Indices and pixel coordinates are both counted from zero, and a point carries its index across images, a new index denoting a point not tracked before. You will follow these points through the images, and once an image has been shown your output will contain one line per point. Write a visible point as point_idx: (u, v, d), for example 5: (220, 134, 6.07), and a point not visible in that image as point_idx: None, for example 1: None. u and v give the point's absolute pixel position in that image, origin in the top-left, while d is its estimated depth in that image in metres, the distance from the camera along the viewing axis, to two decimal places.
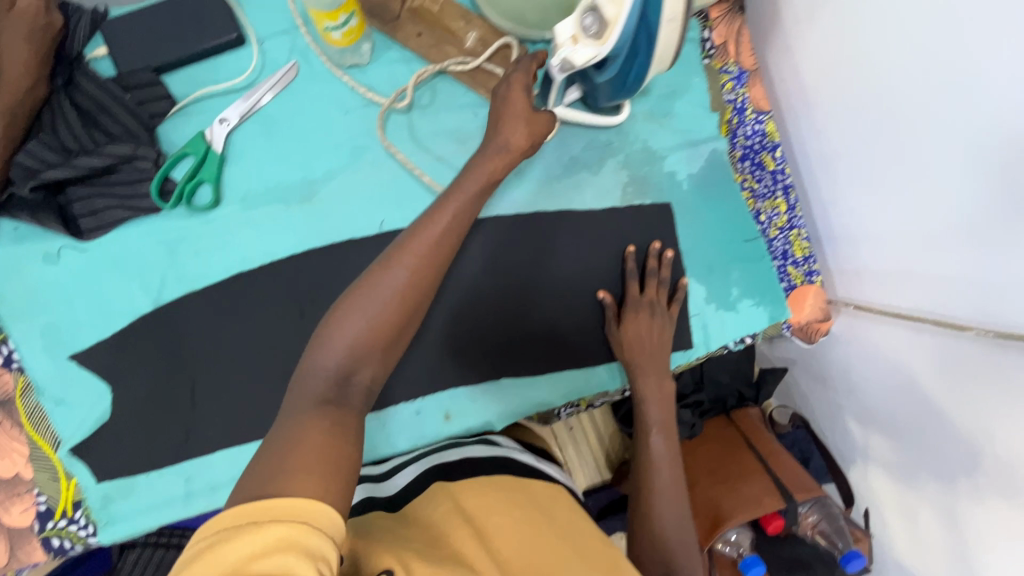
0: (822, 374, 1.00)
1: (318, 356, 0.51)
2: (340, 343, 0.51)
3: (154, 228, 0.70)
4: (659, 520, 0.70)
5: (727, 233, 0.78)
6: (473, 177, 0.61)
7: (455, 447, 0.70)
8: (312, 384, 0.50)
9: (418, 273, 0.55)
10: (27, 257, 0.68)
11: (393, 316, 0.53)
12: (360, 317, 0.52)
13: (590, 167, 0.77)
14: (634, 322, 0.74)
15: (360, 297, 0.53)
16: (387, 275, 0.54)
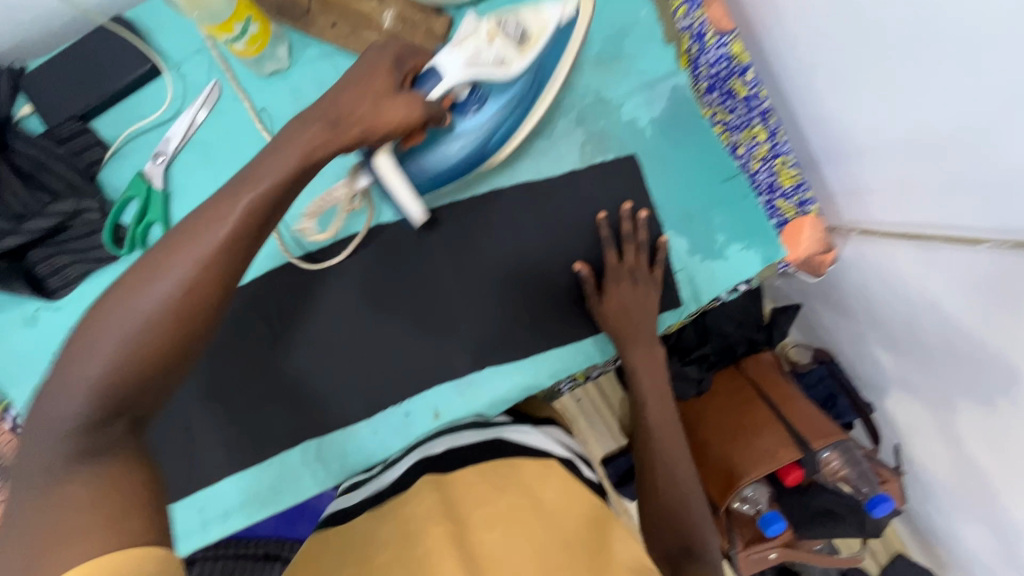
0: (841, 305, 0.93)
1: (95, 344, 0.44)
2: (97, 361, 0.43)
3: (117, 276, 0.70)
4: (669, 489, 0.69)
5: (702, 176, 0.72)
6: (321, 134, 0.50)
7: (449, 434, 0.71)
8: (49, 415, 0.43)
9: (201, 260, 0.45)
10: (11, 325, 0.70)
11: (169, 312, 0.44)
12: (171, 277, 0.45)
13: (542, 131, 0.71)
14: (616, 293, 0.69)
15: (117, 305, 0.44)
16: (228, 254, 0.46)
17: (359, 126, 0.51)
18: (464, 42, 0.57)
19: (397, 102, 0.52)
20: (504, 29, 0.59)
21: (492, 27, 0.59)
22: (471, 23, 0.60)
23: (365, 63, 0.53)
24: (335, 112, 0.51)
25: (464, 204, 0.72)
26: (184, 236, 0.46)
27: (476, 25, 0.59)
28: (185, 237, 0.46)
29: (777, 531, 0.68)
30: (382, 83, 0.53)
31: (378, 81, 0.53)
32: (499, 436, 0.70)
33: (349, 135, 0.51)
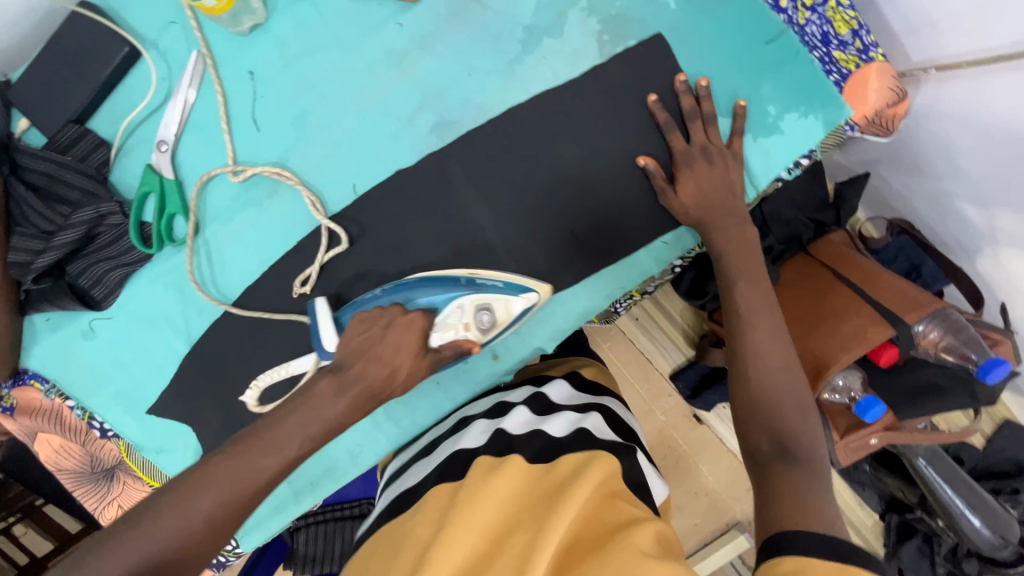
0: (917, 164, 0.82)
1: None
2: (133, 554, 0.48)
3: (155, 274, 0.70)
4: (760, 383, 0.59)
5: (741, 43, 0.63)
6: (308, 404, 0.56)
7: (501, 417, 0.65)
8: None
9: (227, 502, 0.52)
10: (74, 338, 0.71)
11: (179, 555, 0.49)
12: (277, 456, 0.54)
13: (550, 30, 0.63)
14: (689, 179, 0.62)
15: (128, 539, 0.48)
16: (261, 454, 0.54)
17: (377, 393, 0.59)
18: (441, 333, 0.61)
19: (406, 356, 0.59)
20: (477, 322, 0.61)
21: (469, 318, 0.61)
22: (450, 307, 0.61)
23: (393, 326, 0.60)
24: (368, 381, 0.58)
25: (480, 127, 0.65)
26: (223, 466, 0.53)
27: (457, 311, 0.61)
28: (200, 483, 0.52)
29: (876, 416, 0.63)
30: (377, 363, 0.59)
31: (401, 358, 0.60)
32: (551, 427, 0.63)
33: (375, 399, 0.59)
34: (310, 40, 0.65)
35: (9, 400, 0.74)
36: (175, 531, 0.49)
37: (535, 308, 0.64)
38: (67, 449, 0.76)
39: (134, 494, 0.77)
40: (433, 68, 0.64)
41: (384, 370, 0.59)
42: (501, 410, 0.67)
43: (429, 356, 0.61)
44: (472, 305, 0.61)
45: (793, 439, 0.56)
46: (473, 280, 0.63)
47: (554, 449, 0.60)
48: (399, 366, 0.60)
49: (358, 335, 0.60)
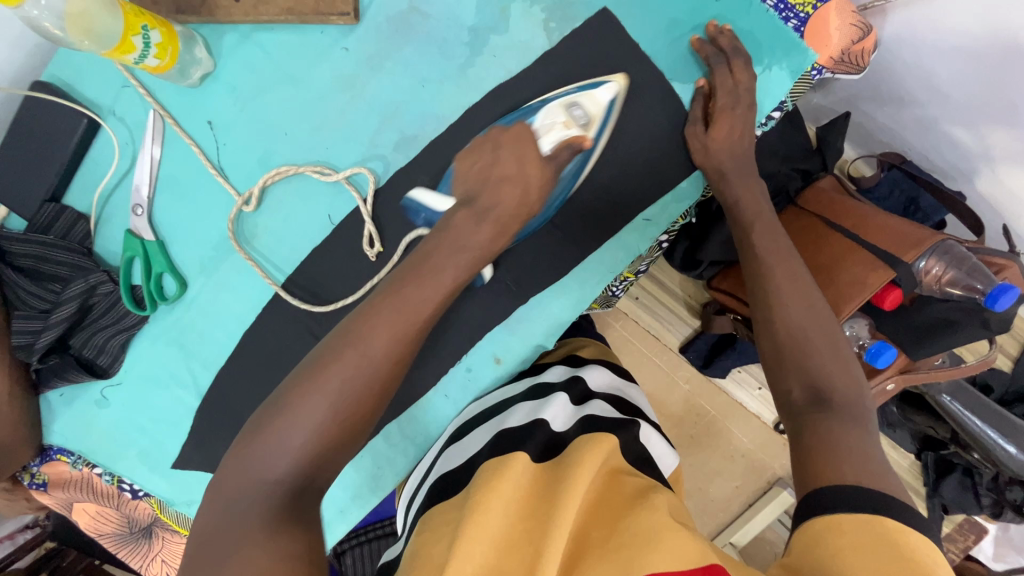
0: (896, 94, 0.80)
1: (260, 460, 0.45)
2: (298, 428, 0.46)
3: (154, 334, 0.71)
4: (785, 326, 0.58)
5: (691, 6, 0.61)
6: (450, 236, 0.55)
7: (503, 414, 0.67)
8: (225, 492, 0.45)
9: (349, 387, 0.47)
10: (91, 407, 0.73)
11: (352, 421, 0.47)
12: (426, 293, 0.52)
13: (495, 27, 0.62)
14: (722, 122, 0.60)
15: (285, 426, 0.46)
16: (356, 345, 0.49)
17: (519, 212, 0.57)
18: (547, 137, 0.59)
19: (534, 162, 0.57)
20: (575, 119, 0.59)
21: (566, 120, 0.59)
22: (544, 116, 0.59)
23: (506, 144, 0.58)
24: (506, 203, 0.56)
25: (441, 136, 0.64)
26: (326, 370, 0.48)
27: (550, 115, 0.59)
28: (325, 372, 0.47)
29: (888, 360, 0.61)
30: (511, 184, 0.56)
31: (528, 170, 0.57)
32: (551, 416, 0.65)
33: (509, 224, 0.57)
34: (260, 79, 0.64)
35: (40, 476, 0.76)
36: (330, 402, 0.47)
37: (615, 103, 0.61)
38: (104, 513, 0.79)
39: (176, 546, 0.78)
40: (386, 86, 0.64)
41: (516, 190, 0.56)
42: (497, 407, 0.68)
43: (551, 163, 0.57)
44: (561, 105, 0.60)
45: (825, 379, 0.54)
46: (545, 99, 0.61)
47: (558, 441, 0.62)
48: (531, 176, 0.57)
49: (486, 165, 0.58)
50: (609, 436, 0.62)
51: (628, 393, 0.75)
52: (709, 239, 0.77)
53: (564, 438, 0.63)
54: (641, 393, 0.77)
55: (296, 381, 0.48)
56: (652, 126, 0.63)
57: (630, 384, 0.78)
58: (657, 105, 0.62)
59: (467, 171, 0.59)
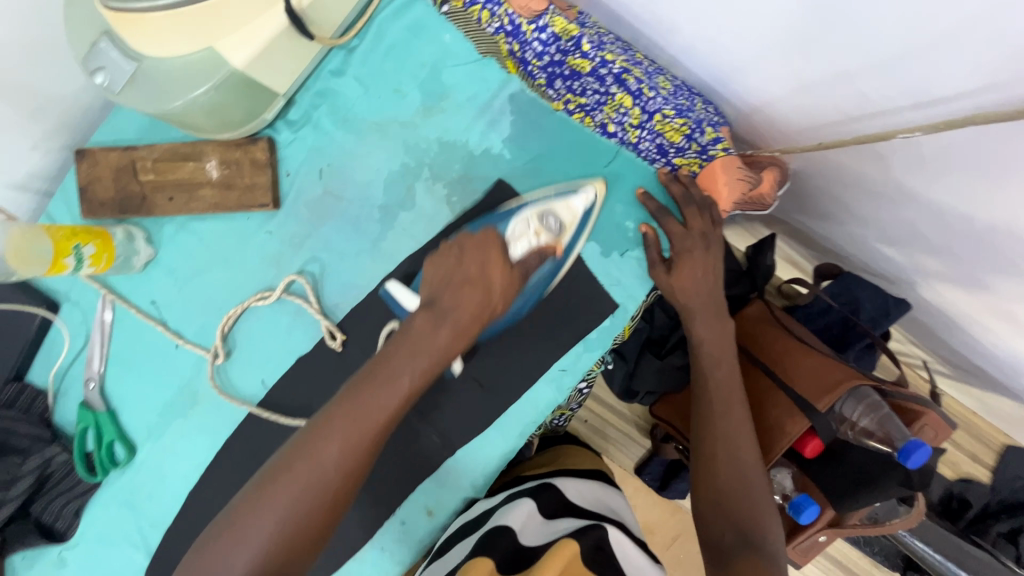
0: (821, 212, 0.81)
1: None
2: (254, 536, 0.49)
3: (107, 496, 0.75)
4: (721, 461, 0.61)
5: (583, 173, 0.65)
6: (409, 338, 0.55)
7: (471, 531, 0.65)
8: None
9: (352, 453, 0.51)
10: (50, 570, 0.76)
11: (319, 506, 0.50)
12: (357, 439, 0.52)
13: (403, 204, 0.67)
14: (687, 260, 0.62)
15: (255, 514, 0.49)
16: (380, 392, 0.53)
17: (480, 317, 0.57)
18: (518, 244, 0.60)
19: (496, 271, 0.57)
20: (547, 228, 0.60)
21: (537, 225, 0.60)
22: (514, 223, 0.60)
23: (468, 249, 0.58)
24: (464, 312, 0.56)
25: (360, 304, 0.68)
26: (279, 482, 0.50)
27: (522, 222, 0.60)
28: (321, 437, 0.51)
29: (811, 516, 0.59)
30: (473, 290, 0.56)
31: (492, 275, 0.57)
32: (521, 526, 0.63)
33: (467, 333, 0.57)
34: (197, 261, 0.70)
35: None
36: (290, 495, 0.50)
37: (592, 211, 0.63)
38: None
39: None
40: (307, 261, 0.69)
41: (478, 297, 0.56)
42: (463, 529, 0.67)
43: (518, 268, 0.59)
44: (535, 213, 0.60)
45: (753, 526, 0.57)
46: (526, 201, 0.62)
47: (526, 556, 0.60)
48: (492, 284, 0.57)
49: (450, 267, 0.58)
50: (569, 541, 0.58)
51: (613, 505, 0.72)
52: (640, 369, 0.78)
53: (530, 553, 0.60)
54: (627, 504, 0.75)
55: (297, 452, 0.51)
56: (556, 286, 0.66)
57: (613, 491, 0.76)
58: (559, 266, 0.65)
59: (443, 264, 0.58)
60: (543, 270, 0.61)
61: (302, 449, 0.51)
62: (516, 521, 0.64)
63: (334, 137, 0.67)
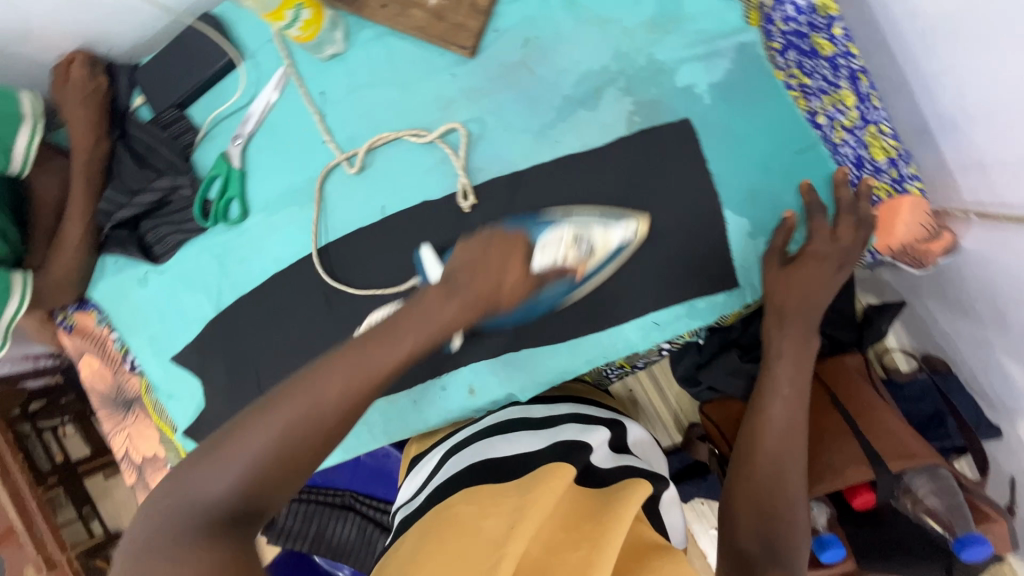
0: (962, 304, 0.76)
1: (197, 486, 0.46)
2: (260, 430, 0.46)
3: (204, 244, 0.80)
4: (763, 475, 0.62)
5: (770, 149, 0.63)
6: (466, 272, 0.55)
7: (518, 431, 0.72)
8: (167, 505, 0.46)
9: (356, 388, 0.49)
10: (130, 283, 0.83)
11: (322, 428, 0.48)
12: (343, 396, 0.49)
13: (586, 103, 0.67)
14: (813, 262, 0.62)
15: (265, 419, 0.47)
16: (383, 348, 0.51)
17: (485, 300, 0.55)
18: (544, 254, 0.58)
19: (515, 270, 0.55)
20: (577, 248, 0.60)
21: (570, 241, 0.60)
22: (552, 235, 0.60)
23: (494, 246, 0.56)
24: (472, 290, 0.54)
25: (502, 177, 0.69)
26: (304, 385, 0.49)
27: (557, 236, 0.60)
28: (358, 359, 0.50)
29: (833, 557, 0.61)
30: (482, 274, 0.54)
31: (508, 274, 0.55)
32: (597, 445, 0.72)
33: (480, 308, 0.55)
34: (375, 73, 0.73)
35: (70, 319, 0.87)
36: (302, 403, 0.47)
37: (628, 246, 0.64)
38: (103, 371, 0.87)
39: (144, 427, 0.86)
40: (473, 117, 0.70)
41: (490, 284, 0.54)
42: (533, 423, 0.74)
43: (536, 276, 0.57)
44: (572, 232, 0.61)
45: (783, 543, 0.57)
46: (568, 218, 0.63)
47: (593, 476, 0.68)
48: (506, 279, 0.55)
49: (477, 253, 0.55)
50: (641, 485, 0.65)
51: (654, 462, 0.78)
52: (714, 362, 0.78)
53: (602, 472, 0.69)
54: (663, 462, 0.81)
55: (331, 355, 0.50)
56: (691, 243, 0.65)
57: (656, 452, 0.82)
58: (703, 226, 0.64)
59: (465, 252, 0.56)
60: (559, 287, 0.61)
61: (329, 362, 0.50)
62: (593, 440, 0.73)
63: (554, 15, 0.68)
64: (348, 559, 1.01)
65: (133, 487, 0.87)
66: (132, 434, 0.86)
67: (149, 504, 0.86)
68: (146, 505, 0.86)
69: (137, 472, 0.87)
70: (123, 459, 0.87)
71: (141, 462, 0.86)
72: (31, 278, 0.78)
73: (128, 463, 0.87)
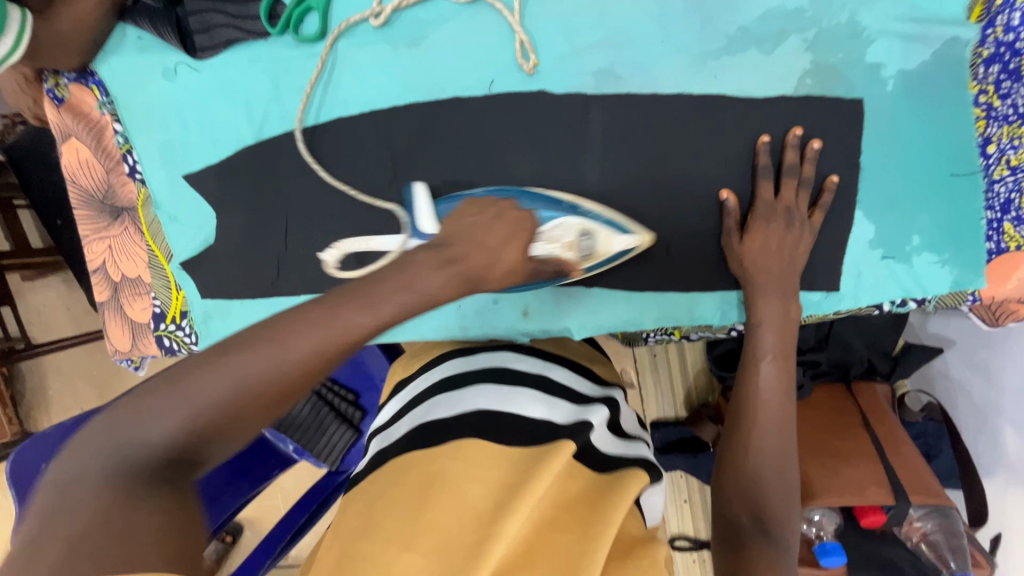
0: (990, 369, 0.79)
1: (152, 415, 0.39)
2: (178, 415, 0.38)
3: (261, 54, 0.66)
4: (755, 458, 0.57)
5: (928, 163, 0.59)
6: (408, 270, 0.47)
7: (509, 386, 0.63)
8: (104, 444, 0.38)
9: (321, 357, 0.42)
10: (150, 70, 0.68)
11: (270, 391, 0.40)
12: (372, 316, 0.44)
13: (762, 43, 0.59)
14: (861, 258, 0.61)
15: (207, 376, 0.39)
16: (356, 311, 0.43)
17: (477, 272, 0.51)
18: (546, 246, 0.56)
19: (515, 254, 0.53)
20: (579, 248, 0.58)
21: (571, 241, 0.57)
22: (557, 222, 0.57)
23: (503, 217, 0.54)
24: (472, 262, 0.50)
25: (640, 97, 0.61)
26: (252, 347, 0.40)
27: (562, 229, 0.57)
28: (289, 333, 0.41)
29: (832, 563, 0.65)
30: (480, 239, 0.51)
31: (507, 249, 0.53)
32: (596, 423, 0.62)
33: (476, 284, 0.51)
34: None
35: (62, 90, 0.70)
36: (250, 370, 0.40)
37: (630, 253, 0.62)
38: (92, 166, 0.72)
39: (129, 244, 0.74)
40: (630, 15, 0.60)
41: (486, 262, 0.51)
42: (517, 376, 0.64)
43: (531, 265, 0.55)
44: (576, 227, 0.58)
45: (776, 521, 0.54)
46: (577, 206, 0.59)
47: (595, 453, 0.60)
48: (506, 260, 0.53)
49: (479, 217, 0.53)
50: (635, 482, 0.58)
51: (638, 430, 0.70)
52: None
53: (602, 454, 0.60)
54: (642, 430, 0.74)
55: (259, 329, 0.42)
56: None
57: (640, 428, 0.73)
58: (827, 219, 0.61)
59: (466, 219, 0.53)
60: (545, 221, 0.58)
61: (258, 338, 0.41)
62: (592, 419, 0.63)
63: None
64: (296, 434, 0.98)
65: (102, 305, 0.76)
66: (114, 248, 0.74)
67: (118, 327, 0.76)
68: (114, 328, 0.76)
69: (111, 290, 0.76)
70: (96, 271, 0.75)
71: (119, 281, 0.75)
72: (30, 21, 0.59)
73: (102, 277, 0.75)
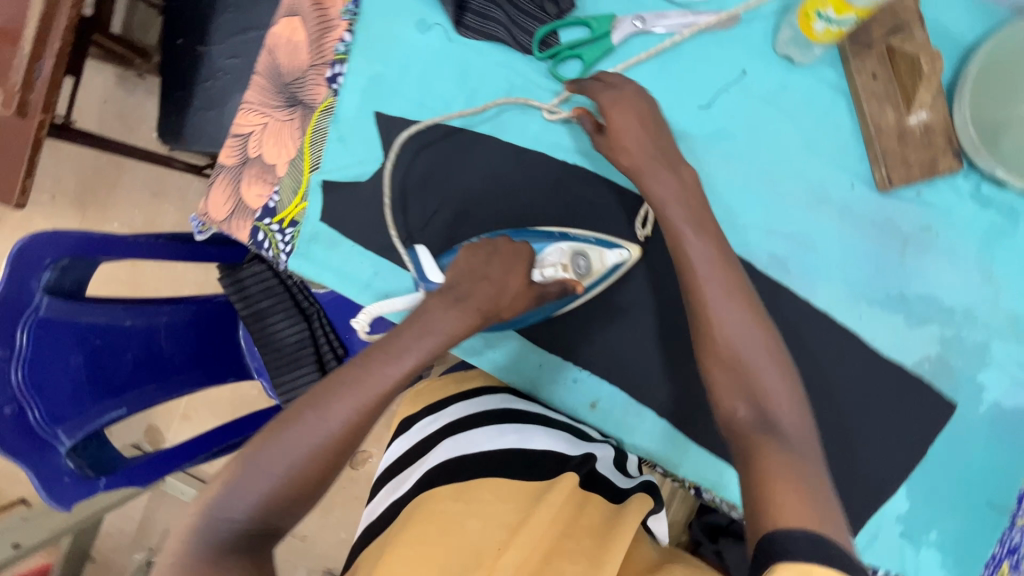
0: None
1: (231, 499, 0.48)
2: (248, 494, 0.48)
3: (513, 63, 0.69)
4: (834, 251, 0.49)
5: (976, 482, 0.66)
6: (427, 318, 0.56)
7: (522, 422, 0.66)
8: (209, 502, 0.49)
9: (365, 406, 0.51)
10: (410, 16, 0.70)
11: (335, 451, 0.50)
12: (397, 367, 0.53)
13: (909, 315, 0.66)
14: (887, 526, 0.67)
15: (264, 464, 0.49)
16: (385, 364, 0.53)
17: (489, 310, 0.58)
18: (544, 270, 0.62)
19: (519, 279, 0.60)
20: (575, 267, 0.63)
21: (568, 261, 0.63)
22: (552, 250, 0.64)
23: (499, 254, 0.60)
24: (476, 302, 0.57)
25: (791, 296, 0.67)
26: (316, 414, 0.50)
27: (557, 252, 0.63)
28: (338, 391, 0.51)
29: None
30: (488, 285, 0.59)
31: (510, 280, 0.60)
32: (602, 457, 0.66)
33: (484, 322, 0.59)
34: (799, 108, 0.66)
35: None
36: (307, 453, 0.49)
37: (623, 266, 0.67)
38: (299, 53, 0.73)
39: (285, 133, 0.73)
40: (823, 229, 0.67)
41: (491, 293, 0.58)
42: (528, 417, 0.67)
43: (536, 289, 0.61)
44: (571, 250, 0.64)
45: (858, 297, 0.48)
46: (565, 235, 0.66)
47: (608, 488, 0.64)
48: (510, 285, 0.60)
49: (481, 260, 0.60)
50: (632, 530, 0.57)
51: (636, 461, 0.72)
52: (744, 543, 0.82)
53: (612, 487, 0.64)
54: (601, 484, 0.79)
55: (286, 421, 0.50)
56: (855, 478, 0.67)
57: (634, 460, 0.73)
58: (877, 478, 0.67)
59: (467, 261, 0.60)
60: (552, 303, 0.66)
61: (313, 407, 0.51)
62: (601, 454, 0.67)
63: (968, 232, 0.64)
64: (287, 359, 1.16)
65: (220, 166, 0.75)
66: (268, 128, 0.73)
67: (223, 196, 0.74)
68: (218, 195, 0.74)
69: (240, 160, 0.74)
70: (238, 136, 0.74)
71: (253, 159, 0.73)
72: None
73: (239, 145, 0.74)
